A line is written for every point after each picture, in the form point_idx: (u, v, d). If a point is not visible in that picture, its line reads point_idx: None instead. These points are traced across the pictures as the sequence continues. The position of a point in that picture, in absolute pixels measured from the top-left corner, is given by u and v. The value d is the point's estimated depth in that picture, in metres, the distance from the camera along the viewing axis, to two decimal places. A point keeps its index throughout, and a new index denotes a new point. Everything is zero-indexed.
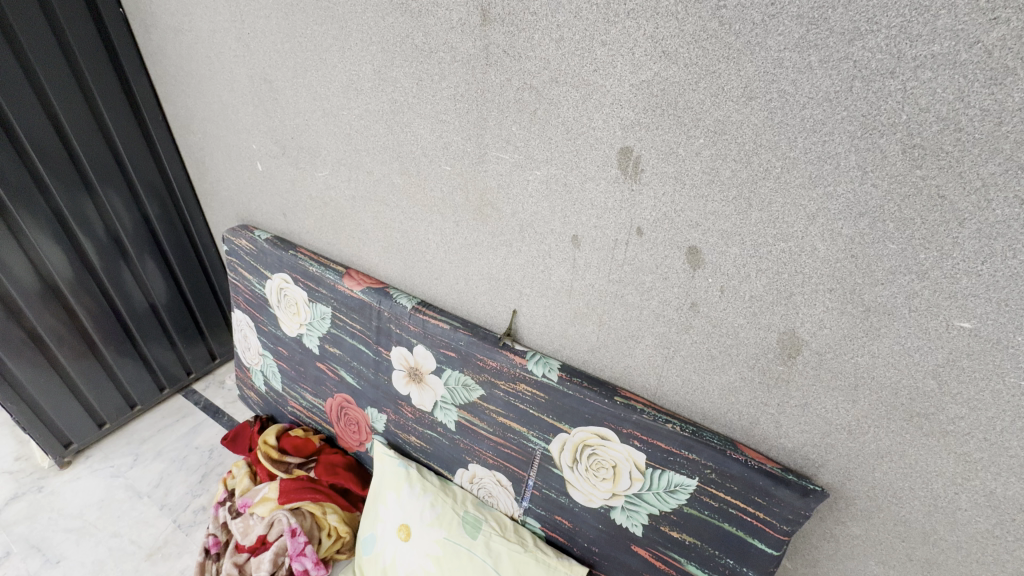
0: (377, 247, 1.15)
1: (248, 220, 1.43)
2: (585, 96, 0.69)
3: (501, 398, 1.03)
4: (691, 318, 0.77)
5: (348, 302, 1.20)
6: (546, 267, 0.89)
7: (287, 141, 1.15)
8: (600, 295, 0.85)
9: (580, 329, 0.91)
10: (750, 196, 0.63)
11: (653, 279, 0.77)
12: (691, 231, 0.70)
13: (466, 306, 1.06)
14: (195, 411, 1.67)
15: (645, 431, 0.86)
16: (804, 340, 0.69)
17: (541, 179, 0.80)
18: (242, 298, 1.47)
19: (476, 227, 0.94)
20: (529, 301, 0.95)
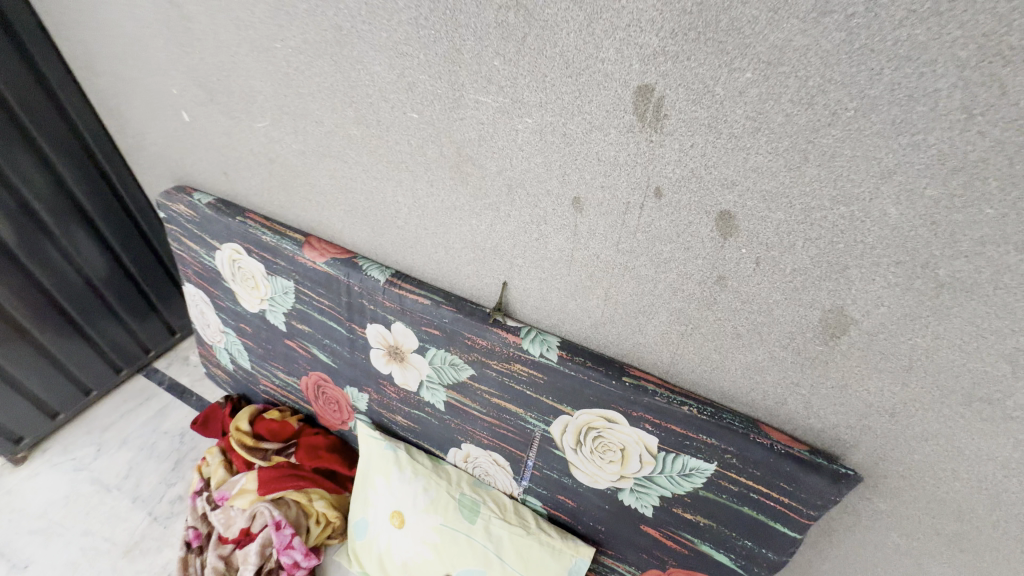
0: (339, 211, 0.98)
1: (185, 180, 1.23)
2: (591, 15, 0.52)
3: (495, 378, 0.92)
4: (716, 293, 0.65)
5: (311, 275, 1.05)
6: (541, 234, 0.74)
7: (213, 83, 0.93)
8: (607, 267, 0.72)
9: (582, 303, 0.79)
10: (807, 147, 0.49)
11: (671, 249, 0.64)
12: (724, 192, 0.56)
13: (448, 278, 0.93)
14: (160, 392, 1.54)
15: (658, 414, 0.78)
16: (853, 319, 0.58)
17: (533, 129, 0.64)
18: (191, 271, 1.29)
19: (454, 187, 0.78)
20: (521, 272, 0.82)
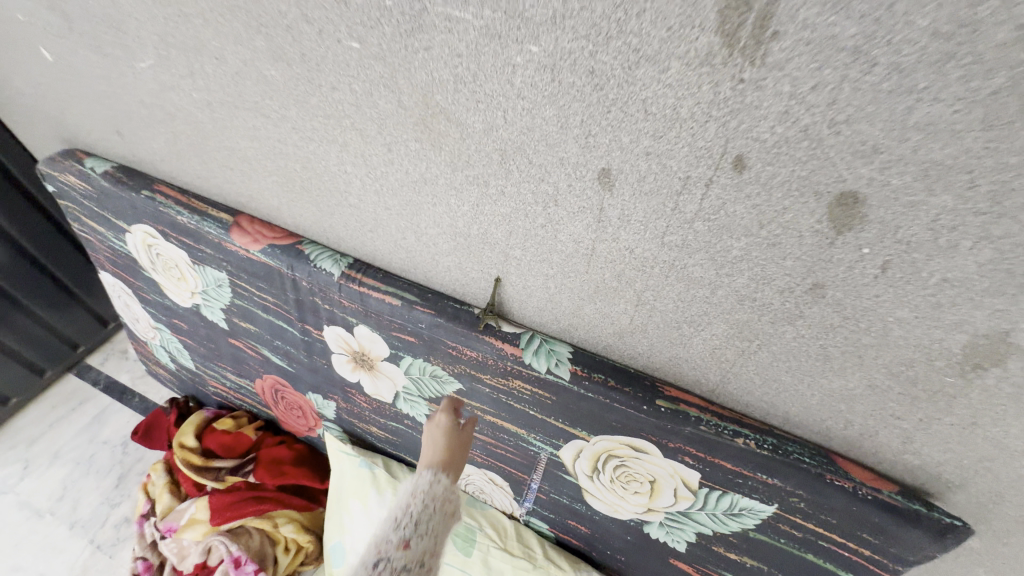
0: (271, 183, 0.73)
1: (73, 142, 0.94)
2: None
3: (489, 394, 0.73)
4: (805, 305, 0.46)
5: (247, 265, 0.82)
6: (549, 219, 0.52)
7: (66, 3, 0.65)
8: (643, 265, 0.51)
9: (604, 308, 0.59)
10: None
11: (747, 244, 0.44)
12: (854, 165, 0.35)
13: (423, 270, 0.71)
14: (97, 394, 1.33)
15: (703, 447, 0.60)
16: (1017, 349, 0.40)
17: (540, 63, 0.40)
18: (103, 257, 1.04)
19: (422, 154, 0.54)
20: (519, 266, 0.60)
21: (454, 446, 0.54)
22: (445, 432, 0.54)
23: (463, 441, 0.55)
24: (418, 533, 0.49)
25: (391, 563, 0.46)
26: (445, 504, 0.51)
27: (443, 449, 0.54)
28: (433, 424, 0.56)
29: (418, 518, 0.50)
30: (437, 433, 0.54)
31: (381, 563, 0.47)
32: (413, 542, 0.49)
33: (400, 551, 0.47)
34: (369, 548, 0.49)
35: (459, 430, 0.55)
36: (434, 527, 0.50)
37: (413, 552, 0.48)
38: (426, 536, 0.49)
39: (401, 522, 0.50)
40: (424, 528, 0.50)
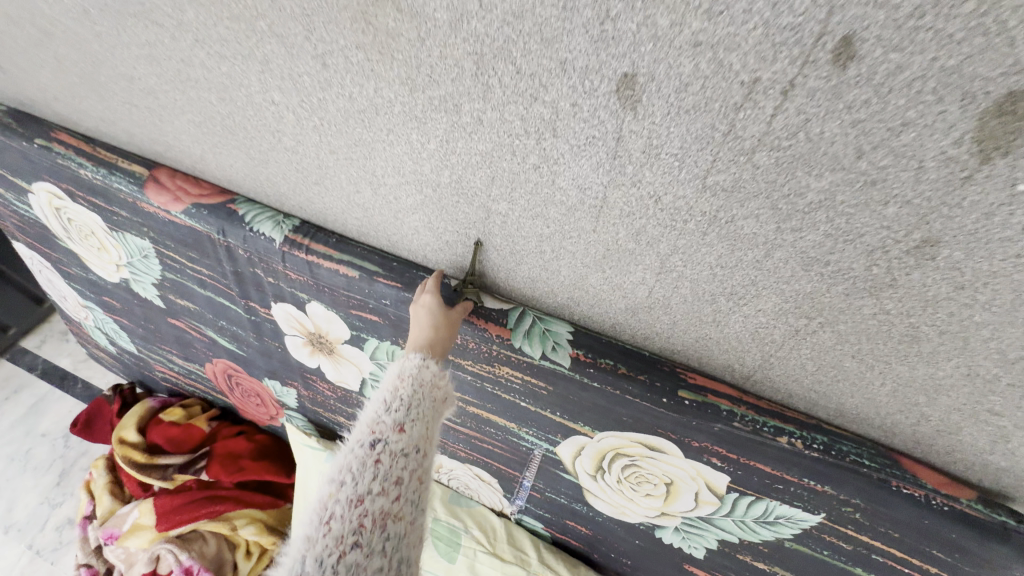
0: (185, 123, 0.57)
1: None
2: None
3: (471, 382, 0.61)
4: (904, 269, 0.33)
5: (171, 231, 0.66)
6: (544, 157, 0.38)
7: None
8: (672, 219, 0.38)
9: (615, 277, 0.46)
10: None
11: (832, 183, 0.30)
12: None
13: (384, 233, 0.56)
14: (34, 380, 1.18)
15: (736, 447, 0.49)
16: None
17: None
18: (10, 224, 0.87)
19: (368, 68, 0.39)
20: (505, 225, 0.46)
21: (442, 325, 0.49)
22: (433, 308, 0.50)
23: (453, 317, 0.50)
24: (415, 416, 0.41)
25: (391, 445, 0.38)
26: (437, 390, 0.45)
27: (431, 327, 0.49)
28: (420, 305, 0.50)
29: (412, 401, 0.42)
30: (424, 311, 0.50)
31: (376, 446, 0.38)
32: (410, 425, 0.40)
33: (398, 433, 0.39)
34: (356, 433, 0.40)
35: (447, 312, 0.50)
36: (432, 412, 0.43)
37: (415, 435, 0.40)
38: (426, 421, 0.42)
39: (392, 404, 0.41)
40: (419, 411, 0.42)
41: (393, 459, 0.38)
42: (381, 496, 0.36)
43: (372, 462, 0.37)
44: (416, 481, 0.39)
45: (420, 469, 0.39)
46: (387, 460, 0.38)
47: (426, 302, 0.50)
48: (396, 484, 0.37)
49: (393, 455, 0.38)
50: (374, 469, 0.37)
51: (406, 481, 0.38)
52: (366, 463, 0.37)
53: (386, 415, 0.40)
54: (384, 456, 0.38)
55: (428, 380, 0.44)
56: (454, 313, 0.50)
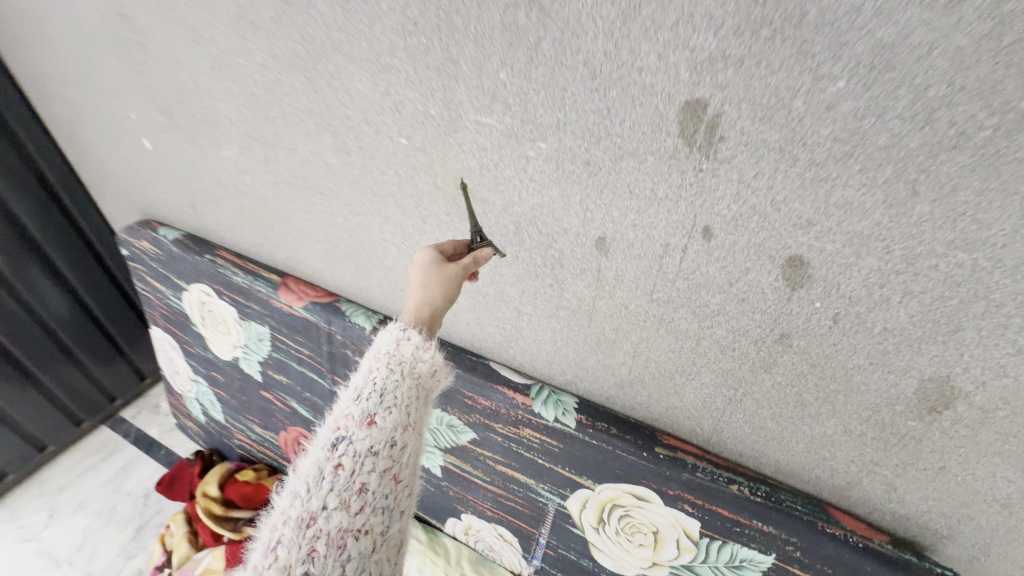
0: (317, 248, 0.85)
1: (151, 214, 1.10)
2: (626, 13, 0.40)
3: (500, 443, 0.79)
4: (779, 353, 0.53)
5: (288, 321, 0.92)
6: (555, 279, 0.62)
7: (174, 106, 0.80)
8: (637, 320, 0.60)
9: (605, 360, 0.67)
10: (918, 178, 0.37)
11: (722, 299, 0.52)
12: (798, 232, 0.44)
13: (444, 326, 0.80)
14: (127, 445, 1.38)
15: (701, 494, 0.64)
16: (961, 392, 0.46)
17: (548, 155, 0.52)
18: (157, 314, 1.16)
19: (451, 225, 0.66)
20: (531, 321, 0.69)
21: (434, 284, 0.53)
22: (428, 268, 0.54)
23: (445, 277, 0.54)
24: (385, 409, 0.45)
25: (357, 445, 0.43)
26: (420, 367, 0.49)
27: (423, 288, 0.53)
28: (418, 266, 0.54)
29: (386, 390, 0.46)
30: (417, 270, 0.54)
31: (342, 446, 0.43)
32: (379, 418, 0.44)
33: (365, 430, 0.44)
34: (329, 429, 0.45)
35: (438, 274, 0.53)
36: (410, 398, 0.47)
37: (386, 429, 0.45)
38: (401, 411, 0.46)
39: (364, 396, 0.46)
40: (391, 400, 0.46)
41: (356, 460, 0.43)
42: (341, 504, 0.41)
43: (335, 467, 0.42)
44: (383, 479, 0.43)
45: (391, 464, 0.44)
46: (349, 463, 0.42)
47: (422, 262, 0.55)
48: (359, 489, 0.42)
49: (356, 456, 0.43)
50: (335, 475, 0.42)
51: (368, 483, 0.42)
52: (330, 468, 0.42)
53: (356, 409, 0.45)
54: (347, 459, 0.42)
55: (408, 358, 0.48)
56: (449, 272, 0.54)
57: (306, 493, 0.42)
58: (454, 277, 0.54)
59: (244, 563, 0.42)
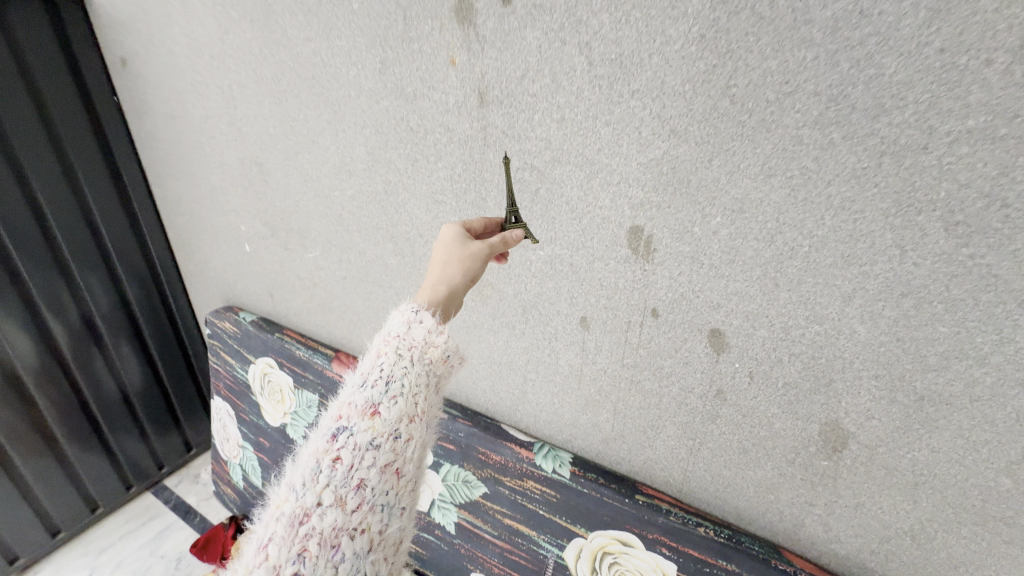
0: (368, 329, 1.08)
1: (234, 301, 1.37)
2: (590, 175, 0.66)
3: (507, 496, 0.92)
4: (718, 406, 0.70)
5: (336, 388, 1.11)
6: (552, 349, 0.82)
7: (277, 221, 1.10)
8: (614, 382, 0.78)
9: (593, 418, 0.84)
10: (776, 275, 0.58)
11: (672, 363, 0.71)
12: (713, 312, 0.64)
13: (466, 392, 0.99)
14: (166, 511, 1.51)
15: (674, 537, 0.76)
16: (849, 433, 0.62)
17: (545, 259, 0.75)
18: (222, 385, 1.37)
19: (475, 309, 0.88)
20: (535, 386, 0.88)
21: (453, 262, 0.61)
22: (451, 245, 0.63)
23: (465, 253, 0.62)
24: (389, 400, 0.50)
25: (358, 437, 0.48)
26: (428, 354, 0.54)
27: (442, 267, 0.61)
28: (444, 243, 0.63)
29: (392, 379, 0.51)
30: (442, 246, 0.63)
31: (345, 437, 0.48)
32: (382, 411, 0.50)
33: (367, 423, 0.49)
34: (334, 420, 0.50)
35: (460, 251, 0.62)
36: (414, 388, 0.52)
37: (388, 420, 0.50)
38: (403, 403, 0.51)
39: (370, 387, 0.51)
40: (396, 390, 0.51)
41: (357, 453, 0.47)
42: (339, 500, 0.45)
43: (335, 460, 0.47)
44: (382, 473, 0.48)
45: (390, 456, 0.49)
46: (349, 458, 0.47)
47: (447, 240, 0.64)
48: (358, 484, 0.47)
49: (357, 448, 0.47)
50: (335, 469, 0.46)
51: (368, 476, 0.47)
52: (331, 462, 0.47)
53: (361, 401, 0.50)
54: (348, 453, 0.47)
55: (418, 344, 0.54)
56: (470, 248, 0.62)
57: (302, 488, 0.46)
58: (474, 254, 0.62)
59: (245, 550, 0.46)
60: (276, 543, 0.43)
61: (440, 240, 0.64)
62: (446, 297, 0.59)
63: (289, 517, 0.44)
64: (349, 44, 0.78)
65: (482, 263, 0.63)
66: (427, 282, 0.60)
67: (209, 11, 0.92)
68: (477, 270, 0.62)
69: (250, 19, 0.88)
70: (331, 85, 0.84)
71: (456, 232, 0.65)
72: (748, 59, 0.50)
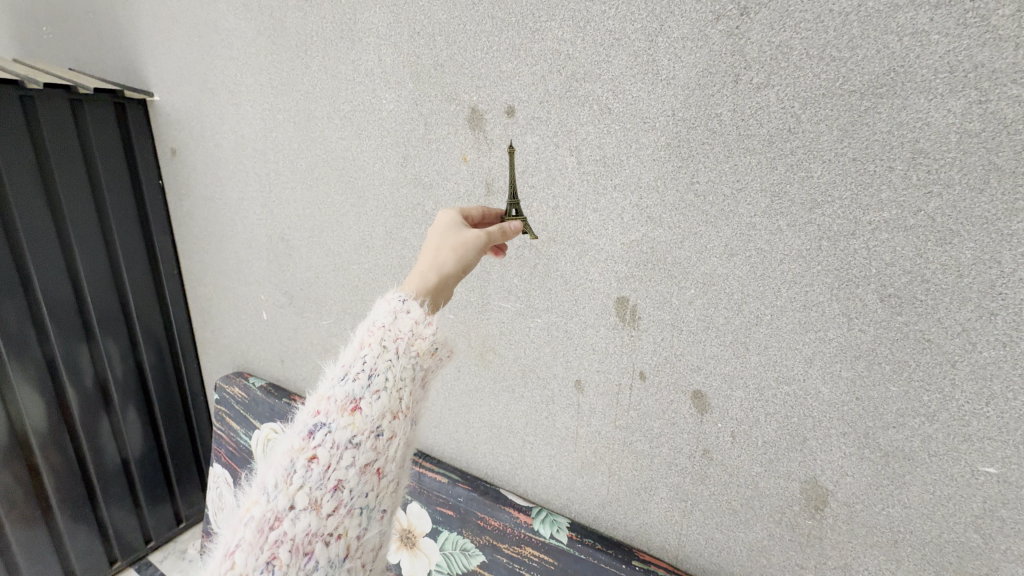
0: None
1: (244, 367, 1.43)
2: (581, 252, 0.76)
3: (504, 566, 0.90)
4: (705, 466, 0.74)
5: None
6: (550, 412, 0.87)
7: (296, 291, 1.19)
8: (608, 443, 0.82)
9: (588, 481, 0.87)
10: (746, 340, 0.66)
11: (661, 424, 0.76)
12: (694, 374, 0.71)
13: (466, 457, 1.02)
14: None
15: None
16: (828, 491, 0.65)
17: (542, 326, 0.83)
18: (224, 451, 1.38)
19: (478, 373, 0.94)
20: (533, 450, 0.92)
21: (445, 251, 0.62)
22: (447, 235, 0.64)
23: (460, 241, 0.63)
24: (370, 396, 0.50)
25: (336, 435, 0.48)
26: (415, 345, 0.53)
27: (434, 256, 0.62)
28: (441, 232, 0.65)
29: (375, 373, 0.50)
30: (438, 235, 0.65)
31: (323, 435, 0.48)
32: (362, 408, 0.49)
33: (346, 421, 0.48)
34: (312, 414, 0.50)
35: (455, 238, 0.63)
36: (398, 382, 0.51)
37: (368, 417, 0.49)
38: (384, 399, 0.50)
39: (351, 381, 0.50)
40: (378, 385, 0.50)
41: (334, 454, 0.47)
42: (314, 503, 0.46)
43: (311, 461, 0.47)
44: (360, 475, 0.48)
45: (369, 456, 0.49)
46: (325, 459, 0.47)
47: (443, 231, 0.65)
48: (335, 487, 0.47)
49: (336, 447, 0.47)
50: (312, 470, 0.46)
51: (345, 479, 0.47)
52: (307, 463, 0.46)
53: (341, 396, 0.49)
54: (325, 454, 0.47)
55: (404, 335, 0.53)
56: (465, 235, 0.63)
57: (274, 490, 0.46)
58: (469, 241, 0.63)
59: (219, 549, 0.47)
60: (245, 549, 0.44)
61: (437, 229, 0.66)
62: (436, 286, 0.60)
63: (261, 520, 0.45)
64: (377, 142, 0.92)
65: (477, 252, 0.64)
66: (417, 270, 0.60)
67: (258, 114, 1.09)
68: (471, 259, 0.63)
69: (293, 121, 1.03)
70: (359, 175, 0.97)
71: (455, 221, 0.67)
72: (706, 163, 0.63)
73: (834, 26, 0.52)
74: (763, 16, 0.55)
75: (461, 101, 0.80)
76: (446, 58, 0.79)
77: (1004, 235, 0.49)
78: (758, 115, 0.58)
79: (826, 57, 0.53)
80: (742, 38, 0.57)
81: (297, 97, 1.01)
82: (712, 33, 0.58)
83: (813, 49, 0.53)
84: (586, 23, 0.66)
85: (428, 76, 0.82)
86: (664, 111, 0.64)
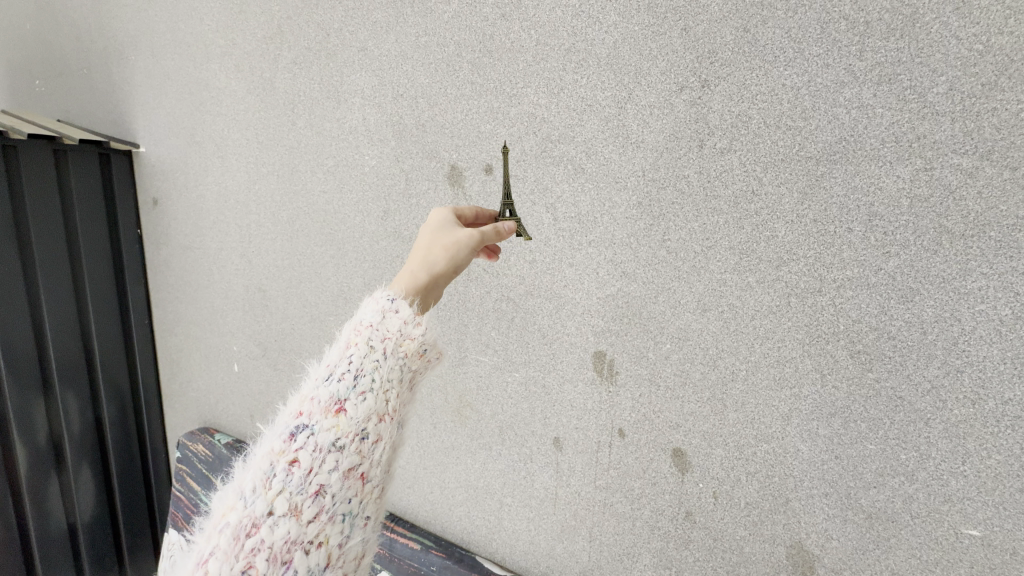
0: None
1: (210, 422, 1.36)
2: (558, 306, 0.76)
3: None
4: (689, 529, 0.71)
5: None
6: (528, 471, 0.84)
7: (270, 342, 1.16)
8: (589, 504, 0.79)
9: (569, 546, 0.82)
10: (722, 397, 0.65)
11: (641, 484, 0.74)
12: (673, 432, 0.70)
13: (441, 520, 0.97)
14: None
15: None
16: (815, 556, 0.62)
17: (519, 381, 0.82)
18: (181, 514, 1.29)
19: (453, 428, 0.91)
20: (510, 511, 0.88)
21: (437, 249, 0.57)
22: (437, 234, 0.60)
23: (451, 240, 0.58)
24: (357, 395, 0.45)
25: (319, 437, 0.43)
26: (405, 346, 0.48)
27: (425, 255, 0.57)
28: (433, 229, 0.60)
29: (361, 373, 0.45)
30: (429, 234, 0.60)
31: (306, 436, 0.43)
32: (348, 408, 0.44)
33: (331, 422, 0.44)
34: (295, 411, 0.45)
35: (448, 235, 0.59)
36: (386, 383, 0.46)
37: (353, 419, 0.44)
38: (370, 400, 0.45)
39: (337, 379, 0.45)
40: (365, 385, 0.45)
41: (316, 456, 0.42)
42: (297, 505, 0.41)
43: (294, 463, 0.42)
44: (344, 480, 0.43)
45: (353, 460, 0.44)
46: (309, 460, 0.42)
47: (434, 229, 0.60)
48: (318, 488, 0.42)
49: (319, 450, 0.42)
50: (295, 472, 0.42)
51: (330, 480, 0.42)
52: (289, 465, 0.42)
53: (326, 393, 0.45)
54: (308, 455, 0.42)
55: (392, 336, 0.48)
56: (457, 234, 0.59)
57: (252, 495, 0.41)
58: (461, 241, 0.58)
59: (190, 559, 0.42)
60: (218, 558, 0.39)
61: (427, 228, 0.61)
62: (426, 287, 0.55)
63: (237, 527, 0.40)
64: (358, 197, 0.94)
65: (470, 252, 0.59)
66: (405, 269, 0.55)
67: (243, 166, 1.10)
68: (464, 259, 0.58)
69: (277, 174, 1.05)
70: (340, 229, 0.98)
71: (448, 221, 0.62)
72: (676, 222, 0.65)
73: (788, 99, 0.56)
74: (722, 88, 0.59)
75: (441, 158, 0.82)
76: (428, 119, 0.82)
77: (961, 293, 0.51)
78: (723, 177, 0.61)
79: (782, 126, 0.57)
80: (705, 108, 0.60)
81: (283, 152, 1.03)
82: (677, 102, 0.62)
83: (770, 119, 0.57)
84: (560, 90, 0.70)
85: (411, 135, 0.85)
86: (636, 172, 0.66)
